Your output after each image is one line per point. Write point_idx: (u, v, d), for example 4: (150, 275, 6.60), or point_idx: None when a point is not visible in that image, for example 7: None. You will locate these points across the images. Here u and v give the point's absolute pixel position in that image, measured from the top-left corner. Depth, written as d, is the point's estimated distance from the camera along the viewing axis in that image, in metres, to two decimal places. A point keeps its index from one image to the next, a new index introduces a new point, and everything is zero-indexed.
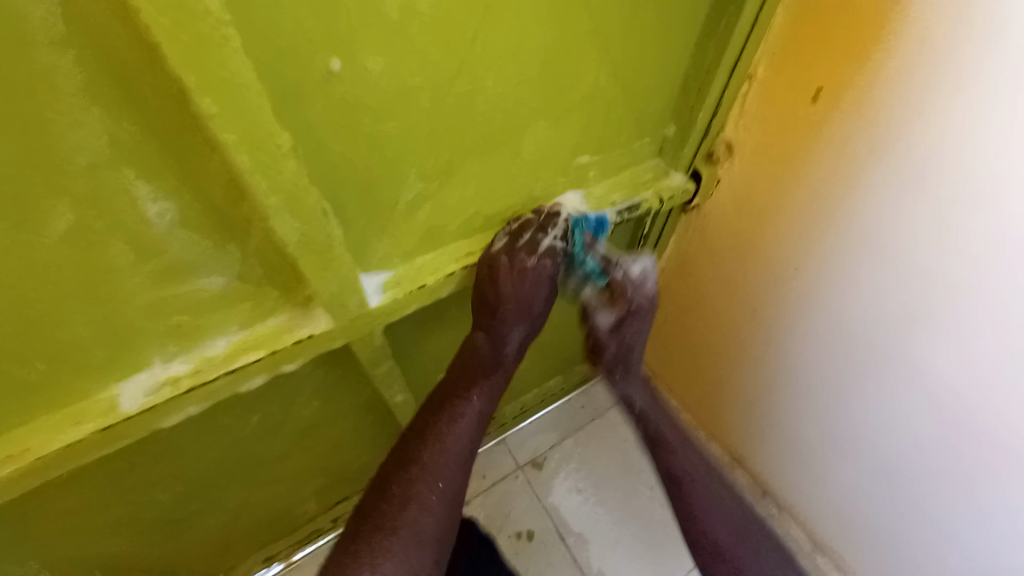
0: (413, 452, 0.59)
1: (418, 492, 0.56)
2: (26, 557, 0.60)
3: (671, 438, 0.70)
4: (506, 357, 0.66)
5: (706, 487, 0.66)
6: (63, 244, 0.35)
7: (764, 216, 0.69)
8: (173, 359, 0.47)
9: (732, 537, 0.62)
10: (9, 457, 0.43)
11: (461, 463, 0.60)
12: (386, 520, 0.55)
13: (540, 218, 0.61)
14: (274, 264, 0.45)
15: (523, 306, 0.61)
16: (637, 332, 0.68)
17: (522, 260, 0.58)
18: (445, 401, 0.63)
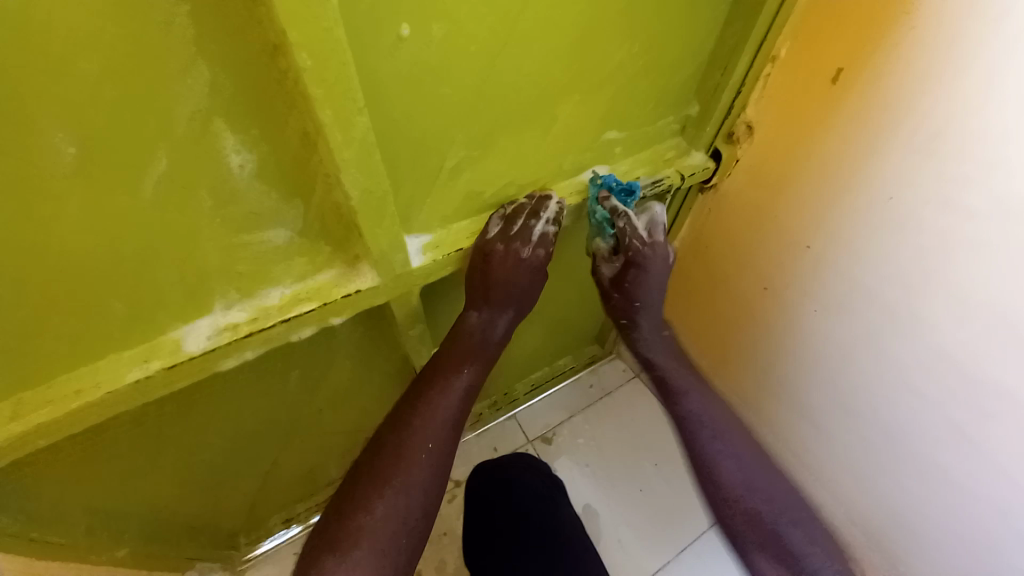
0: (404, 418, 0.64)
1: (409, 450, 0.62)
2: (77, 499, 0.64)
3: (679, 382, 0.72)
4: (496, 338, 0.68)
5: (724, 436, 0.67)
6: (159, 185, 0.39)
7: (778, 194, 0.73)
8: (233, 307, 0.52)
9: (753, 494, 0.64)
10: (90, 389, 0.48)
11: (451, 428, 0.64)
12: (378, 478, 0.60)
13: (531, 203, 0.63)
14: (332, 218, 0.49)
15: (515, 291, 0.64)
16: (637, 283, 0.71)
17: (516, 247, 0.61)
18: (436, 373, 0.66)
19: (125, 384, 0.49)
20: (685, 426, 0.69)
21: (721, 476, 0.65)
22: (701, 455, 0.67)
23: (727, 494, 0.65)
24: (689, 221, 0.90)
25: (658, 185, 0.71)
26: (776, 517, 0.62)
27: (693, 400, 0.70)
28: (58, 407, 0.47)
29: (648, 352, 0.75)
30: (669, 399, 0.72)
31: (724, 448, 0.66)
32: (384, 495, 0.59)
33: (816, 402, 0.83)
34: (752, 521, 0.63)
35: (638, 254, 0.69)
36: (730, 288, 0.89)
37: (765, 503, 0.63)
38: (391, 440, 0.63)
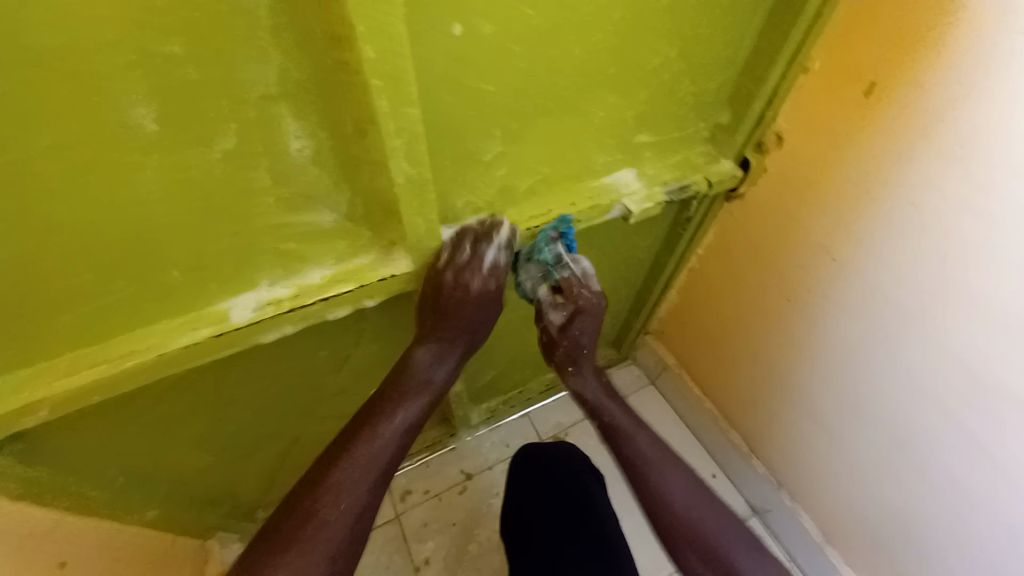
0: (326, 464, 0.58)
1: (323, 503, 0.55)
2: (111, 462, 0.67)
3: (625, 421, 0.68)
4: (444, 372, 0.66)
5: (665, 469, 0.65)
6: (224, 161, 0.43)
7: (806, 205, 0.73)
8: (277, 283, 0.55)
9: (697, 518, 0.62)
10: (140, 351, 0.51)
11: (376, 477, 0.58)
12: (283, 538, 0.53)
13: (481, 227, 0.61)
14: (374, 203, 0.52)
15: (466, 321, 0.63)
16: (583, 331, 0.67)
17: (466, 276, 0.59)
18: (369, 413, 0.61)
19: (173, 348, 0.52)
20: (630, 463, 0.66)
21: (670, 511, 0.63)
22: (647, 490, 0.64)
23: (676, 529, 0.62)
24: (712, 229, 0.91)
25: (685, 189, 0.72)
26: (720, 543, 0.61)
27: (643, 439, 0.67)
28: (109, 366, 0.51)
29: (584, 391, 0.70)
30: (616, 439, 0.68)
31: (670, 483, 0.64)
32: (298, 540, 0.53)
33: (828, 415, 0.83)
34: (702, 550, 0.61)
35: (584, 303, 0.65)
36: (749, 298, 0.89)
37: (712, 533, 0.62)
38: (312, 475, 0.58)
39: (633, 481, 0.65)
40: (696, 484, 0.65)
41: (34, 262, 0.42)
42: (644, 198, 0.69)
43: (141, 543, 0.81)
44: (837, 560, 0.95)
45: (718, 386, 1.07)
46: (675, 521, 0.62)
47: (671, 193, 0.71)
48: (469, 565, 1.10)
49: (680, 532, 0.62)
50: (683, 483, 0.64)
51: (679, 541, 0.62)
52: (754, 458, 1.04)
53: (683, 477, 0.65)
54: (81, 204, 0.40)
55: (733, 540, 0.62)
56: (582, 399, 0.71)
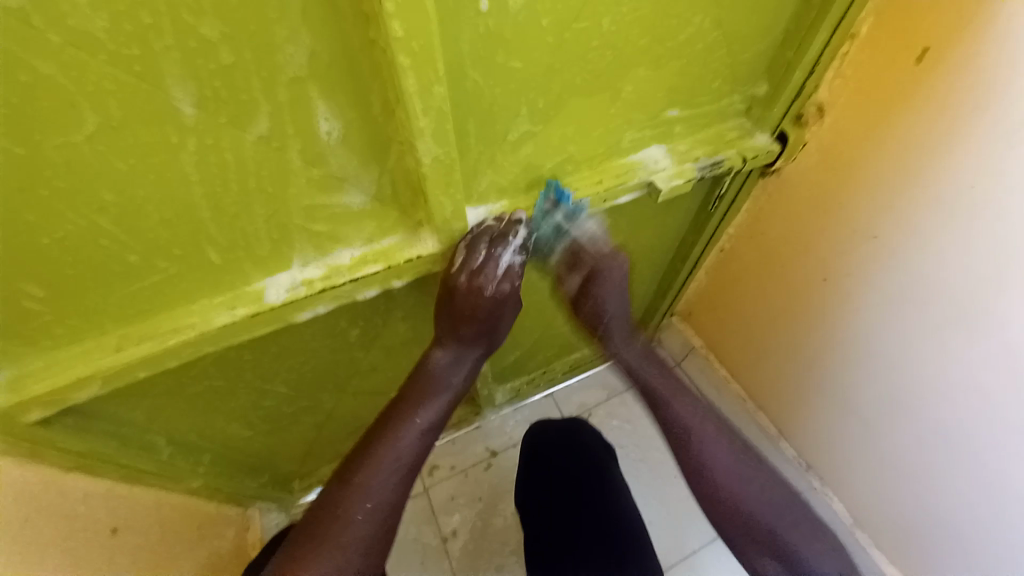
0: (346, 474, 0.59)
1: (345, 509, 0.57)
2: (158, 433, 0.71)
3: (663, 388, 0.68)
4: (460, 382, 0.66)
5: (712, 437, 0.64)
6: (258, 143, 0.43)
7: (847, 182, 0.70)
8: (309, 263, 0.57)
9: (743, 488, 0.62)
10: (181, 329, 0.54)
11: (400, 480, 0.59)
12: (314, 538, 0.56)
13: (500, 226, 0.59)
14: (401, 183, 0.52)
15: (482, 325, 0.62)
16: (605, 293, 0.65)
17: (480, 281, 0.58)
18: (387, 422, 0.62)
19: (214, 326, 0.54)
20: (671, 431, 0.66)
21: (709, 477, 0.63)
22: (688, 457, 0.64)
23: (721, 496, 0.62)
24: (747, 205, 0.88)
25: (717, 166, 0.69)
26: (769, 516, 0.61)
27: (681, 407, 0.66)
28: (156, 344, 0.53)
29: (622, 358, 0.70)
30: (655, 408, 0.67)
31: (711, 449, 0.63)
32: (325, 537, 0.56)
33: (862, 399, 0.81)
34: (746, 520, 0.61)
35: (599, 266, 0.64)
36: (782, 278, 0.87)
37: (760, 504, 0.61)
38: (329, 500, 0.58)
39: (674, 448, 0.65)
40: (743, 452, 0.64)
41: (86, 243, 0.44)
42: (674, 175, 0.67)
43: (188, 508, 0.86)
44: (866, 544, 0.93)
45: (747, 367, 1.05)
46: (717, 487, 0.62)
47: (703, 170, 0.68)
48: (492, 539, 1.13)
49: (727, 502, 0.62)
50: (727, 445, 0.64)
51: (722, 509, 0.62)
52: (782, 442, 1.03)
53: (728, 440, 0.65)
54: (125, 188, 0.42)
55: (784, 514, 0.61)
56: (619, 365, 0.71)
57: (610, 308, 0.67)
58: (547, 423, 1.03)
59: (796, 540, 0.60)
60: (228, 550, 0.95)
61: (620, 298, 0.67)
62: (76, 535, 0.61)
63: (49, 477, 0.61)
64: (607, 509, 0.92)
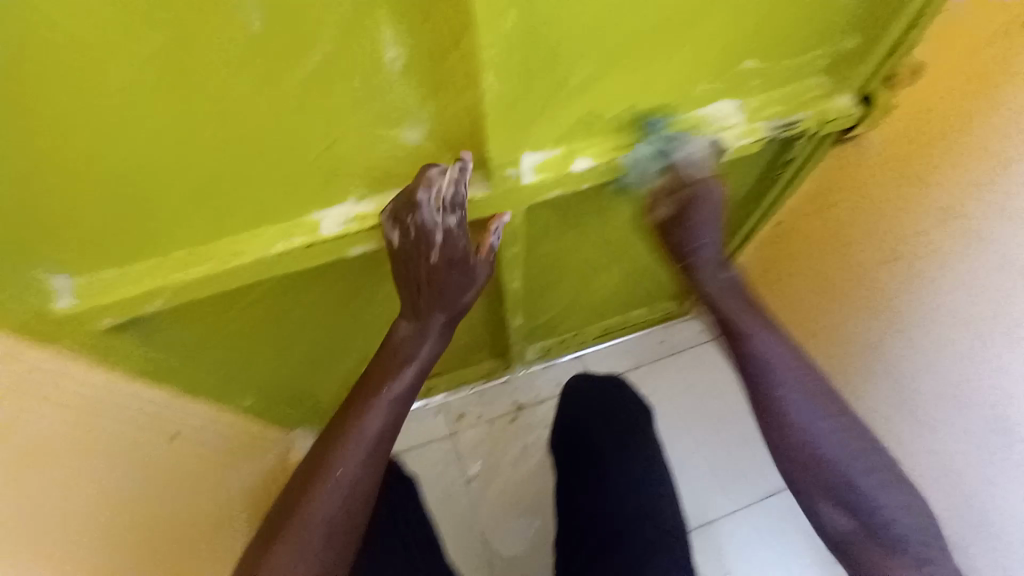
0: (318, 451, 0.56)
1: (315, 481, 0.54)
2: (214, 354, 0.76)
3: (752, 323, 0.62)
4: (429, 352, 0.61)
5: (794, 382, 0.60)
6: (321, 68, 0.43)
7: (927, 145, 0.64)
8: (362, 200, 0.57)
9: (819, 445, 0.59)
10: (242, 254, 0.57)
11: (372, 451, 0.55)
12: (287, 511, 0.54)
13: (416, 184, 0.52)
14: (457, 121, 0.52)
15: (445, 293, 0.58)
16: (699, 227, 0.60)
17: (423, 251, 0.55)
18: (355, 397, 0.58)
19: (272, 252, 0.56)
20: (751, 369, 0.62)
21: (788, 427, 0.60)
22: (769, 401, 0.61)
23: (795, 445, 0.59)
24: (812, 177, 0.82)
25: (792, 127, 0.65)
26: (853, 464, 0.58)
27: (766, 342, 0.61)
28: (217, 264, 0.57)
29: (703, 285, 0.63)
30: (736, 341, 0.63)
31: (797, 390, 0.60)
32: (302, 504, 0.54)
33: (914, 390, 0.74)
34: (825, 477, 0.58)
35: (696, 191, 0.59)
36: (837, 255, 0.81)
37: (840, 455, 0.58)
38: (303, 472, 0.56)
39: (753, 385, 0.62)
40: (823, 395, 0.60)
41: (156, 157, 0.46)
42: (743, 133, 0.64)
43: (240, 426, 0.93)
44: None
45: None
46: (797, 439, 0.59)
47: (775, 130, 0.65)
48: (512, 484, 1.18)
49: (804, 459, 0.59)
50: (806, 385, 0.60)
51: (799, 464, 0.59)
52: None
53: (807, 385, 0.60)
54: (194, 104, 0.43)
55: (854, 459, 0.58)
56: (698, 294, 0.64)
57: (701, 242, 0.61)
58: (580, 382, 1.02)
59: (870, 491, 0.58)
60: (273, 466, 1.02)
61: (716, 234, 0.61)
62: (131, 435, 0.66)
63: (119, 383, 0.66)
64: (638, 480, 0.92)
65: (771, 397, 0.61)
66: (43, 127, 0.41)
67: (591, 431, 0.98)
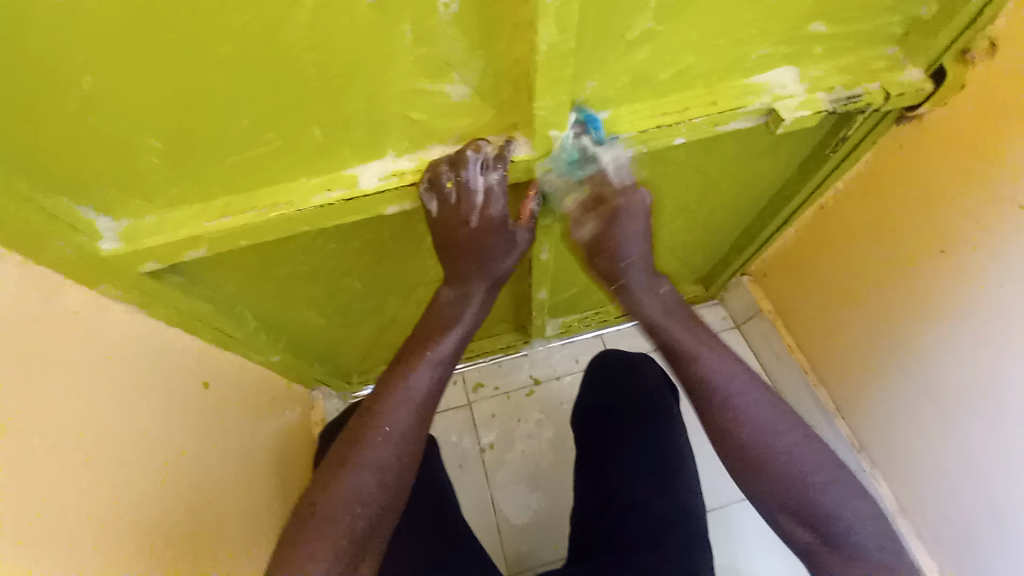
0: (362, 413, 0.54)
1: (361, 442, 0.52)
2: (245, 304, 0.78)
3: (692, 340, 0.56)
4: (474, 314, 0.60)
5: (746, 394, 0.53)
6: (375, 9, 0.42)
7: (988, 148, 0.63)
8: (402, 156, 0.58)
9: (773, 456, 0.50)
10: (279, 205, 0.56)
11: (421, 410, 0.54)
12: (330, 472, 0.51)
13: (454, 152, 0.56)
14: (506, 75, 0.50)
15: (483, 257, 0.59)
16: (627, 236, 0.59)
17: (463, 212, 0.56)
18: (400, 359, 0.57)
19: (310, 204, 0.56)
20: (700, 387, 0.54)
21: (733, 435, 0.52)
22: (715, 414, 0.53)
23: (741, 449, 0.51)
24: (867, 157, 0.80)
25: (854, 101, 0.61)
26: (812, 473, 0.49)
27: (711, 361, 0.54)
28: (255, 214, 0.56)
29: (644, 311, 0.59)
30: (677, 363, 0.56)
31: (747, 404, 0.52)
32: (347, 465, 0.51)
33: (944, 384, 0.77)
34: (780, 489, 0.50)
35: (620, 203, 0.59)
36: (875, 251, 0.82)
37: (798, 470, 0.49)
38: (349, 429, 0.53)
39: (699, 403, 0.55)
40: (776, 412, 0.52)
41: (205, 99, 0.46)
42: (802, 105, 0.60)
43: (265, 380, 0.95)
44: (905, 531, 0.90)
45: (816, 335, 1.01)
46: (742, 447, 0.51)
47: (835, 103, 0.61)
48: (525, 455, 1.19)
49: (757, 468, 0.51)
50: (760, 401, 0.53)
51: (750, 471, 0.51)
52: (840, 419, 0.99)
53: (761, 403, 0.52)
54: (245, 44, 0.42)
55: (817, 473, 0.49)
56: (638, 320, 0.59)
57: (631, 252, 0.60)
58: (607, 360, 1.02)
59: (832, 502, 0.48)
60: (294, 422, 1.05)
61: (644, 251, 0.60)
62: (165, 380, 0.68)
63: (155, 329, 0.68)
64: (660, 467, 0.86)
65: (723, 410, 0.53)
66: (97, 60, 0.40)
67: (611, 413, 0.96)
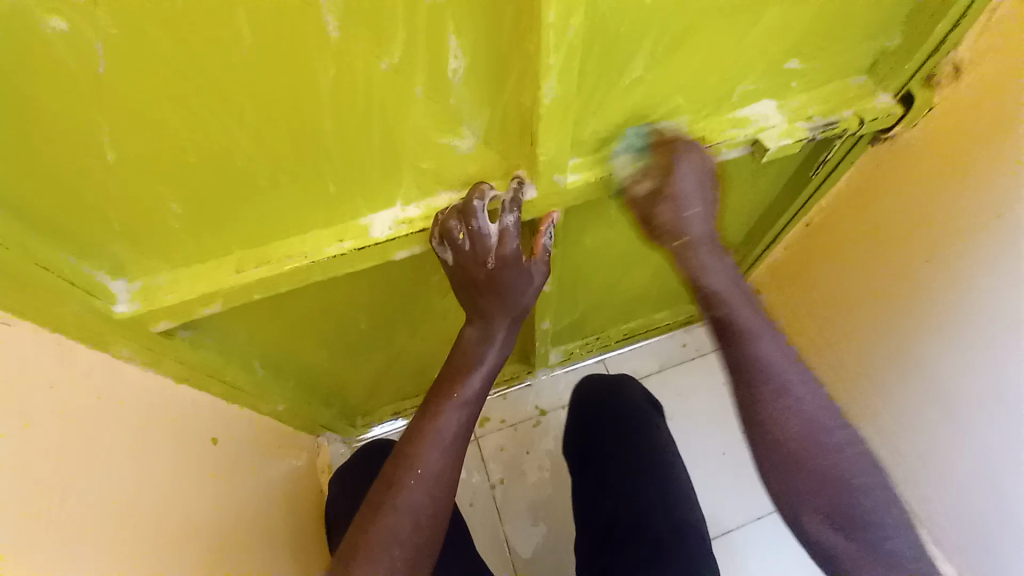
0: (393, 461, 0.54)
1: (397, 489, 0.52)
2: (254, 353, 0.78)
3: (748, 324, 0.55)
4: (496, 353, 0.62)
5: (799, 389, 0.52)
6: (390, 73, 0.45)
7: (968, 164, 0.67)
8: (411, 203, 0.60)
9: (817, 458, 0.50)
10: (292, 257, 0.58)
11: (455, 452, 0.55)
12: (364, 520, 0.52)
13: (465, 200, 0.56)
14: (510, 123, 0.53)
15: (503, 296, 0.59)
16: (691, 181, 0.58)
17: (479, 255, 0.56)
18: (428, 401, 0.58)
19: (324, 254, 0.58)
20: (745, 373, 0.54)
21: (777, 434, 0.51)
22: (758, 406, 0.52)
23: (785, 448, 0.51)
24: (848, 176, 0.84)
25: (830, 128, 0.66)
26: (854, 476, 0.50)
27: (765, 345, 0.54)
28: (270, 267, 0.58)
29: (704, 278, 0.57)
30: (729, 343, 0.55)
31: (798, 398, 0.52)
32: (381, 515, 0.51)
33: (939, 386, 0.79)
34: (824, 491, 0.50)
35: (677, 151, 0.58)
36: (866, 262, 0.86)
37: (840, 474, 0.50)
38: (383, 474, 0.54)
39: (744, 392, 0.53)
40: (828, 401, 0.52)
41: (226, 163, 0.48)
42: (783, 133, 0.64)
43: (272, 428, 0.93)
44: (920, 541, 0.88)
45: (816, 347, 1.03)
46: (788, 444, 0.51)
47: (814, 131, 0.65)
48: (533, 495, 1.17)
49: (793, 465, 0.51)
50: (812, 398, 0.52)
51: (786, 468, 0.51)
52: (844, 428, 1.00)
53: (819, 393, 0.53)
54: (268, 112, 0.45)
55: (859, 472, 0.50)
56: (702, 288, 0.57)
57: (691, 201, 0.57)
58: (592, 383, 1.01)
59: (870, 504, 0.49)
60: (300, 469, 1.03)
61: (705, 194, 0.58)
62: (178, 435, 0.66)
63: (164, 385, 0.67)
64: (648, 486, 0.85)
65: (774, 404, 0.52)
66: (127, 132, 0.42)
67: (591, 437, 0.94)
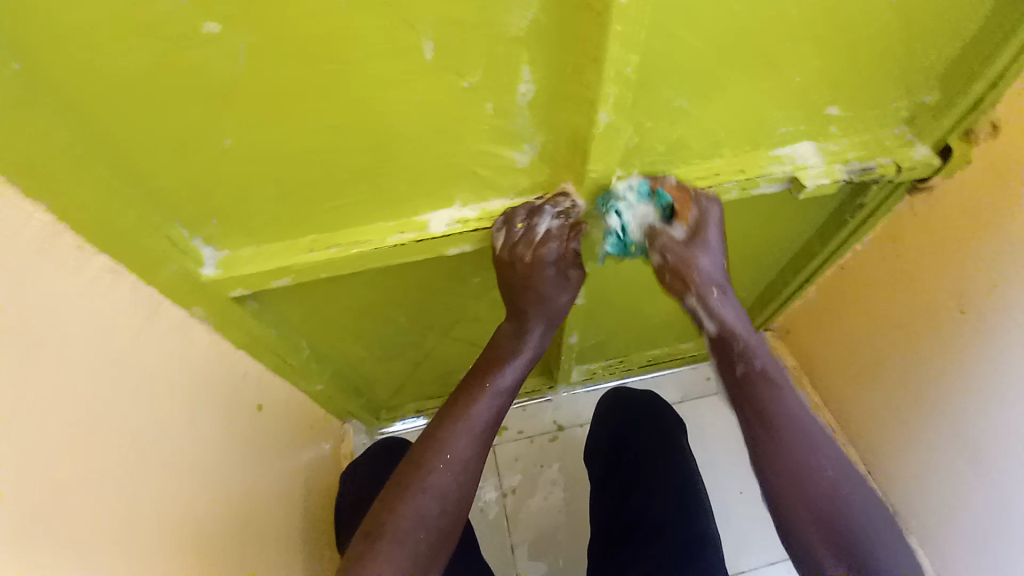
0: (423, 444, 0.59)
1: (426, 470, 0.57)
2: (302, 335, 0.85)
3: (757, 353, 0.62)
4: (529, 349, 0.69)
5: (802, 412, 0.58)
6: (467, 91, 0.52)
7: (1004, 220, 0.68)
8: (467, 206, 0.66)
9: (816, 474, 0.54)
10: (358, 243, 0.65)
11: (483, 438, 0.61)
12: (392, 497, 0.56)
13: (532, 203, 0.65)
14: (564, 142, 0.59)
15: (540, 298, 0.68)
16: (718, 234, 0.66)
17: (522, 250, 0.64)
18: (460, 392, 0.64)
19: (385, 244, 0.65)
20: (755, 396, 0.59)
21: (783, 448, 0.55)
22: (768, 424, 0.57)
23: (790, 467, 0.54)
24: (882, 226, 0.86)
25: (868, 172, 0.69)
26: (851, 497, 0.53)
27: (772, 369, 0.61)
28: (336, 251, 0.65)
29: (724, 321, 0.66)
30: (746, 374, 0.61)
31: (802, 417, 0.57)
32: (405, 496, 0.56)
33: (969, 440, 0.79)
34: (830, 512, 0.52)
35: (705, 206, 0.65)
36: (898, 311, 0.87)
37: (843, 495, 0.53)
38: (414, 454, 0.59)
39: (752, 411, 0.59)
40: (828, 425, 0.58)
41: (317, 155, 0.55)
42: (822, 173, 0.68)
43: (307, 407, 1.00)
44: None
45: (843, 394, 1.03)
46: (795, 462, 0.54)
47: (851, 174, 0.68)
48: (544, 505, 1.19)
49: (796, 481, 0.54)
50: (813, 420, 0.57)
51: (791, 485, 0.54)
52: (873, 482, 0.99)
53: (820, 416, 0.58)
54: (358, 115, 0.52)
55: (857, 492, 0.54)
56: (725, 330, 0.65)
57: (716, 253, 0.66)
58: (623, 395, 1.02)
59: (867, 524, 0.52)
60: (325, 453, 1.09)
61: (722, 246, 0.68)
62: (228, 398, 0.74)
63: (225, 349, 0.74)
64: (667, 489, 0.88)
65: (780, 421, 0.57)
66: (245, 122, 0.50)
67: (621, 451, 0.97)
